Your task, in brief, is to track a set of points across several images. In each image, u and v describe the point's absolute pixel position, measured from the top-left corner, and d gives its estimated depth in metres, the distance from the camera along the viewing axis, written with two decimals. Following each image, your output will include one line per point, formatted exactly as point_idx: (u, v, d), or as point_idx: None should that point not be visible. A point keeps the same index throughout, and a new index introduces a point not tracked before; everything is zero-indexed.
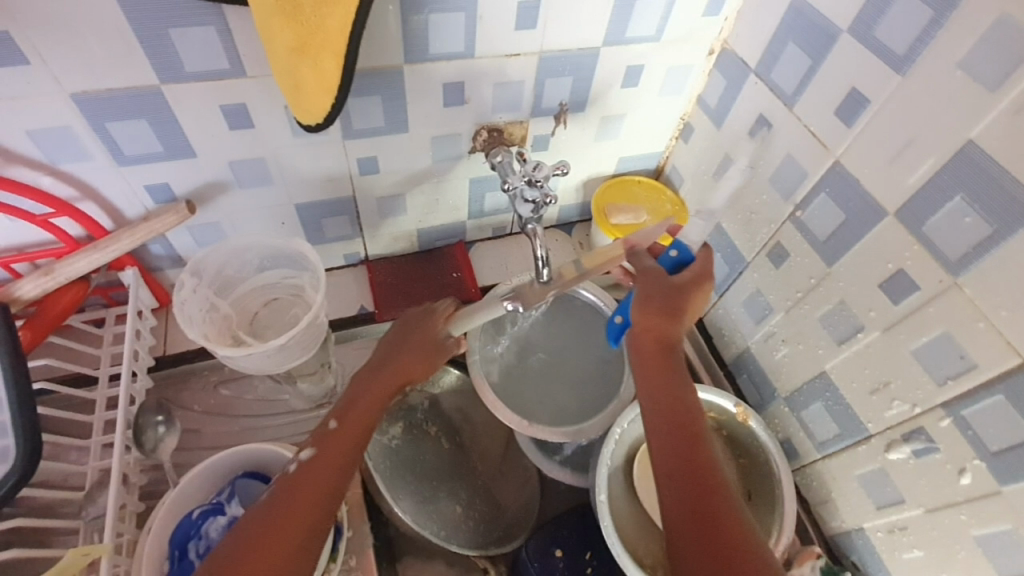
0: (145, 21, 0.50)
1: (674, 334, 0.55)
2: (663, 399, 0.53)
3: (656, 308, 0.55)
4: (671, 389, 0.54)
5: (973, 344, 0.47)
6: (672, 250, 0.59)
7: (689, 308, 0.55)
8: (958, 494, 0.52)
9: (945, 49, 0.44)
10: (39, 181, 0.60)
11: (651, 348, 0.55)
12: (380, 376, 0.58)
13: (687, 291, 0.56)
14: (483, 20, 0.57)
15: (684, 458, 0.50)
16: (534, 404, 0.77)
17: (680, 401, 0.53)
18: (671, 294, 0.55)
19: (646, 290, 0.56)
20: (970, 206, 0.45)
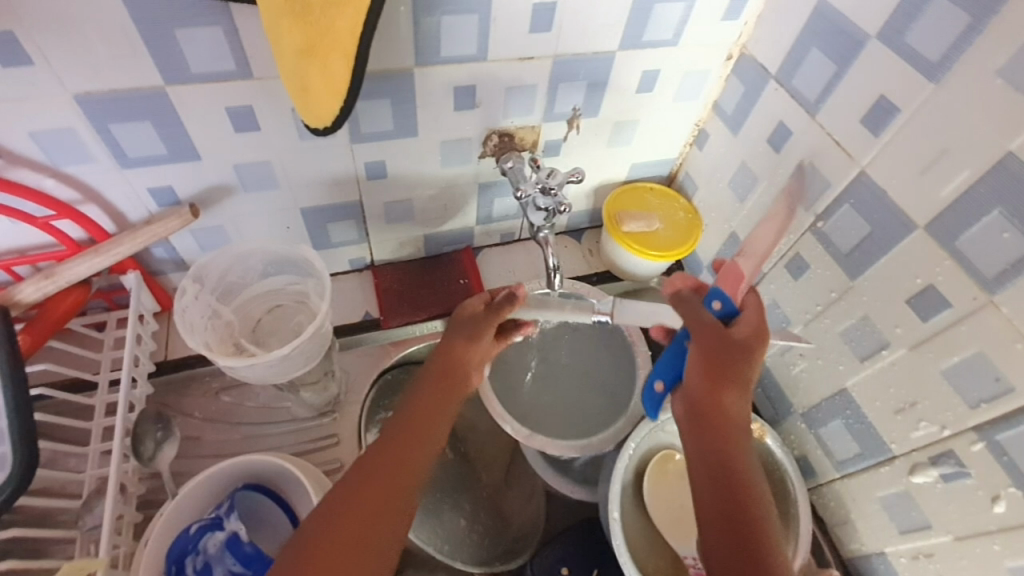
0: (150, 20, 0.48)
1: (731, 391, 0.50)
2: (717, 462, 0.49)
3: (711, 362, 0.51)
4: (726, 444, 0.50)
5: (1011, 365, 0.45)
6: (716, 301, 0.56)
7: (747, 359, 0.51)
8: (991, 522, 0.50)
9: (984, 56, 0.42)
10: (42, 184, 0.58)
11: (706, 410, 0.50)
12: (425, 391, 0.55)
13: (750, 349, 0.51)
14: (496, 23, 0.56)
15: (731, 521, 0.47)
16: (540, 420, 0.77)
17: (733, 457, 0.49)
18: (727, 346, 0.51)
19: (703, 348, 0.51)
20: (1008, 221, 0.43)
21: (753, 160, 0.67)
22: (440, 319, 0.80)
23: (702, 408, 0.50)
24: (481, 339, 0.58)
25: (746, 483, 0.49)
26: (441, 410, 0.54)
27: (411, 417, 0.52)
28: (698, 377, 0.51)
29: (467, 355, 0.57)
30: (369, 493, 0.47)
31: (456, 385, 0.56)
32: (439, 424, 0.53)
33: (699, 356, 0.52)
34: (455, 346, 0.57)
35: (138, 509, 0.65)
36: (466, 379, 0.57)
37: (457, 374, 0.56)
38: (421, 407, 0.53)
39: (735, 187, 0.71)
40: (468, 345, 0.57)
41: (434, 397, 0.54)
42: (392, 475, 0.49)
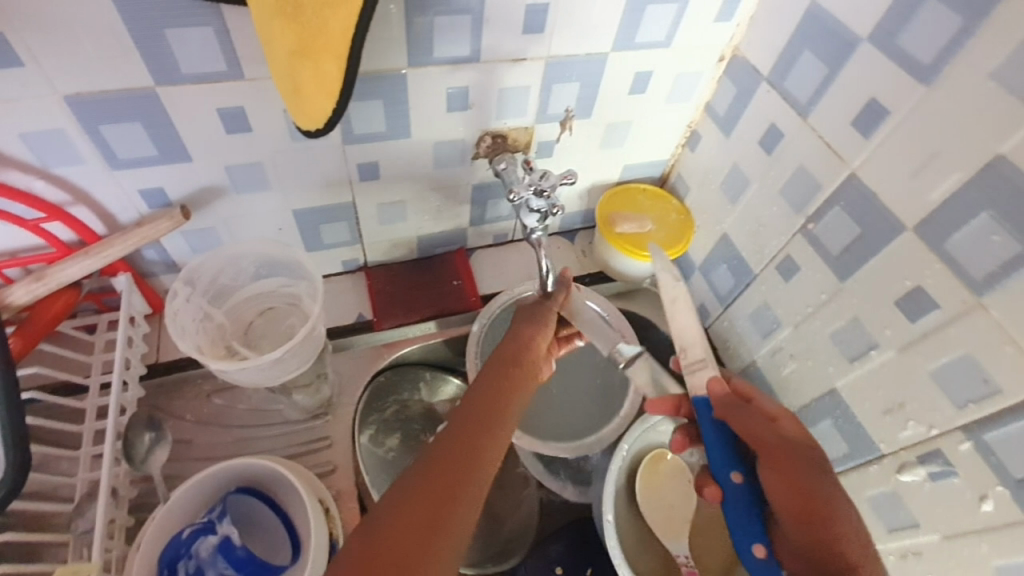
0: (140, 20, 0.48)
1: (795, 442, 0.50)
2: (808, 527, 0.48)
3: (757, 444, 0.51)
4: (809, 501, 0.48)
5: (998, 367, 0.45)
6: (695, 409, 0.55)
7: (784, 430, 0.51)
8: (978, 521, 0.50)
9: (974, 60, 0.43)
10: (32, 185, 0.58)
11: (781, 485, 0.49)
12: (496, 375, 0.53)
13: (816, 446, 0.51)
14: (489, 23, 0.56)
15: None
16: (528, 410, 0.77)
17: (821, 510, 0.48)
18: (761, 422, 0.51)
19: (774, 460, 0.50)
20: (997, 224, 0.43)
21: (745, 162, 0.67)
22: (433, 321, 0.80)
23: (794, 513, 0.48)
24: (546, 324, 0.63)
25: (839, 544, 0.47)
26: (501, 406, 0.50)
27: (488, 395, 0.51)
28: (773, 476, 0.50)
29: (532, 336, 0.61)
30: (450, 467, 0.43)
31: (525, 370, 0.56)
32: (514, 406, 0.51)
33: (779, 476, 0.49)
34: (523, 334, 0.60)
35: (129, 512, 0.65)
36: (534, 367, 0.57)
37: (526, 361, 0.57)
38: (494, 389, 0.52)
39: (727, 188, 0.71)
40: (536, 330, 0.62)
41: (505, 378, 0.53)
42: (472, 450, 0.45)
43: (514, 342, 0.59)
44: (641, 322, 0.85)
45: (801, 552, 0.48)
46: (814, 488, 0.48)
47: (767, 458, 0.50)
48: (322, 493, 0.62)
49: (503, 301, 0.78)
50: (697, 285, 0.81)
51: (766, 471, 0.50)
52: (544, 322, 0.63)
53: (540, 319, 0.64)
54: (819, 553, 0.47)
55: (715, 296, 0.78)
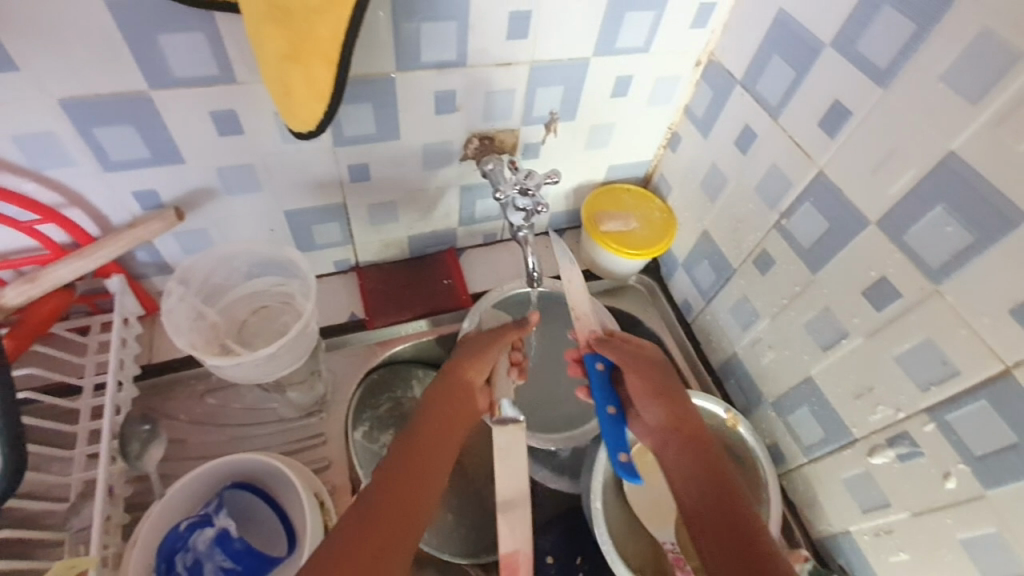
0: (134, 26, 0.49)
1: (675, 402, 0.65)
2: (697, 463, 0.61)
3: (645, 392, 0.65)
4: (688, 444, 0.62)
5: (956, 350, 0.49)
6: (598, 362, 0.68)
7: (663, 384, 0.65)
8: (942, 496, 0.53)
9: (926, 64, 0.46)
10: (24, 188, 0.59)
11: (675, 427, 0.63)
12: (423, 424, 0.59)
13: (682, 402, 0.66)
14: (474, 30, 0.58)
15: (734, 524, 0.56)
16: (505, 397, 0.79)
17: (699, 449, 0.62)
18: (655, 377, 0.66)
19: (671, 427, 0.63)
20: (950, 216, 0.47)
21: (722, 161, 0.70)
22: (425, 319, 0.81)
23: (685, 450, 0.62)
24: (484, 358, 0.67)
25: (725, 488, 0.59)
26: (438, 445, 0.58)
27: (419, 445, 0.57)
28: (667, 435, 0.63)
29: (469, 374, 0.65)
30: (408, 473, 0.54)
31: (458, 410, 0.62)
32: (442, 452, 0.58)
33: (647, 395, 0.65)
34: (462, 367, 0.66)
35: (125, 511, 0.66)
36: (467, 401, 0.63)
37: (457, 398, 0.63)
38: (424, 436, 0.58)
39: (706, 187, 0.74)
40: (472, 364, 0.66)
41: (431, 422, 0.59)
42: (412, 482, 0.53)
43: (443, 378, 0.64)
44: (627, 318, 0.88)
45: (668, 442, 0.63)
46: (699, 439, 0.62)
47: (636, 376, 0.65)
48: (319, 487, 0.63)
49: (492, 298, 0.79)
50: (680, 281, 0.84)
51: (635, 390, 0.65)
52: (486, 355, 0.67)
53: (482, 353, 0.67)
54: (693, 462, 0.61)
55: (698, 291, 0.80)
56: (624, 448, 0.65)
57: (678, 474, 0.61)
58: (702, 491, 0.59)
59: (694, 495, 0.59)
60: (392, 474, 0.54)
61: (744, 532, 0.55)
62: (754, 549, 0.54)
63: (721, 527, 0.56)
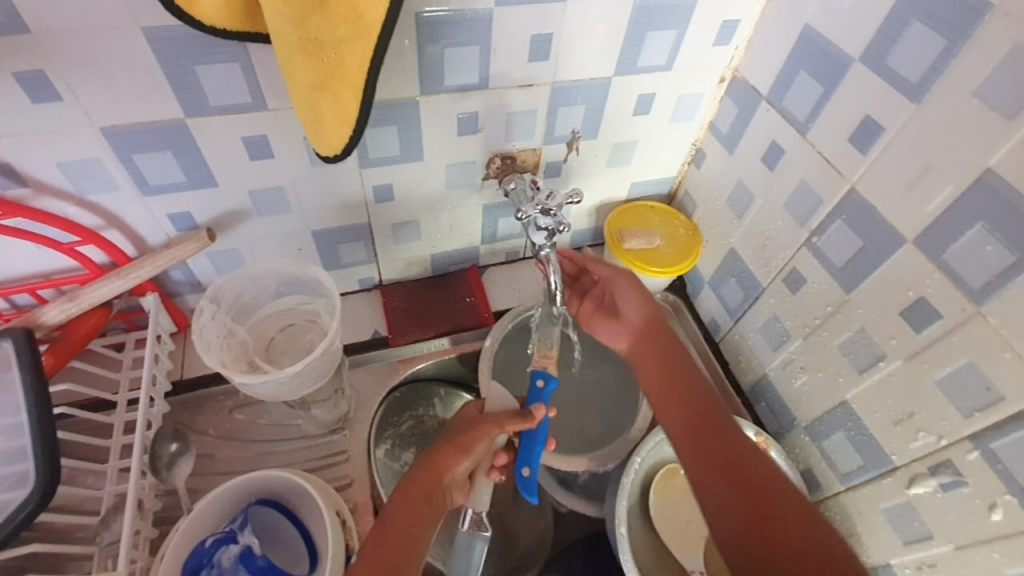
0: (172, 59, 0.52)
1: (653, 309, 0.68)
2: (667, 359, 0.65)
3: (632, 293, 0.68)
4: (661, 344, 0.66)
5: (1000, 374, 0.46)
6: (540, 379, 0.70)
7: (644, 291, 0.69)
8: (989, 530, 0.50)
9: (959, 78, 0.44)
10: (68, 212, 0.62)
11: (650, 329, 0.67)
12: (403, 509, 0.56)
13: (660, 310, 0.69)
14: (496, 53, 0.59)
15: (704, 420, 0.59)
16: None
17: (674, 351, 0.65)
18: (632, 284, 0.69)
19: (646, 332, 0.67)
20: (991, 234, 0.45)
21: (749, 178, 0.69)
22: (446, 337, 0.82)
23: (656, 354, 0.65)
24: (469, 450, 0.63)
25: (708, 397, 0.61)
26: (420, 520, 0.56)
27: (401, 521, 0.55)
28: (643, 340, 0.67)
29: (452, 464, 0.62)
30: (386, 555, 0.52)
31: (435, 506, 0.58)
32: (418, 540, 0.55)
33: (629, 295, 0.69)
34: (439, 451, 0.62)
35: (154, 525, 0.67)
36: (444, 496, 0.60)
37: (435, 495, 0.59)
38: (400, 522, 0.55)
39: (733, 204, 0.73)
40: (457, 456, 0.62)
41: (410, 514, 0.56)
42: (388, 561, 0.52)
43: (421, 470, 0.60)
44: None
45: (643, 339, 0.67)
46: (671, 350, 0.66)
47: (619, 283, 0.69)
48: (340, 505, 0.64)
49: (518, 313, 0.80)
50: (707, 299, 0.82)
51: (615, 292, 0.70)
52: (472, 451, 0.63)
53: (468, 443, 0.63)
54: (660, 360, 0.65)
55: (725, 310, 0.79)
56: (528, 464, 0.67)
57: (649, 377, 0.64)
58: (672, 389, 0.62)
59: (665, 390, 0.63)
60: (370, 558, 0.52)
61: (710, 421, 0.58)
62: (727, 456, 0.55)
63: (691, 419, 0.59)
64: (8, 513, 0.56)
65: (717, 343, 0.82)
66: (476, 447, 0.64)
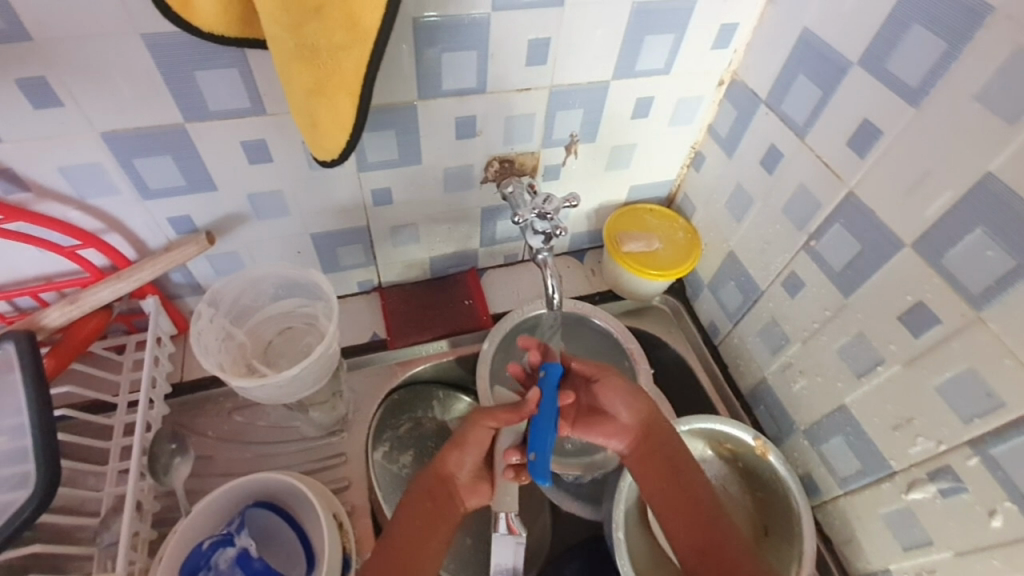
0: (172, 64, 0.52)
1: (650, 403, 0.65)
2: (668, 463, 0.63)
3: (624, 393, 0.64)
4: (660, 442, 0.64)
5: (1000, 380, 0.46)
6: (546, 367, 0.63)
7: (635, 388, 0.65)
8: (989, 536, 0.50)
9: (959, 82, 0.44)
10: (69, 215, 0.62)
11: (648, 430, 0.64)
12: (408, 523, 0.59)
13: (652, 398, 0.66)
14: (494, 57, 0.59)
15: (699, 528, 0.61)
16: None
17: (671, 442, 0.64)
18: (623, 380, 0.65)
19: (643, 437, 0.64)
20: (990, 239, 0.44)
21: (747, 181, 0.68)
22: (445, 339, 0.82)
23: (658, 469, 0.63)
24: (466, 449, 0.63)
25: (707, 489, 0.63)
26: (422, 530, 0.59)
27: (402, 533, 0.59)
28: (639, 452, 0.64)
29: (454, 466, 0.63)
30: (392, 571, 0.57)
31: (439, 509, 0.61)
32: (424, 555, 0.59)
33: (615, 393, 0.64)
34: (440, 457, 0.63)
35: (153, 526, 0.67)
36: (450, 502, 0.62)
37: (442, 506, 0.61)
38: (406, 538, 0.59)
39: (732, 207, 0.72)
40: (452, 454, 0.63)
41: (409, 522, 0.59)
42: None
43: (424, 474, 0.63)
44: (651, 340, 0.86)
45: (639, 440, 0.64)
46: (669, 443, 0.64)
47: (607, 385, 0.65)
48: (337, 508, 0.64)
49: (514, 319, 0.80)
50: (706, 302, 0.82)
51: (603, 390, 0.65)
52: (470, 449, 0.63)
53: (462, 439, 0.63)
54: (660, 464, 0.63)
55: (725, 313, 0.78)
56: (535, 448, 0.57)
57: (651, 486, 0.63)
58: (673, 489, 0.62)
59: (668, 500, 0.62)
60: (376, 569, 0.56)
61: (721, 552, 0.59)
62: (724, 559, 0.58)
63: (687, 510, 0.62)
64: (7, 516, 0.56)
65: (716, 346, 0.81)
66: (472, 445, 0.63)
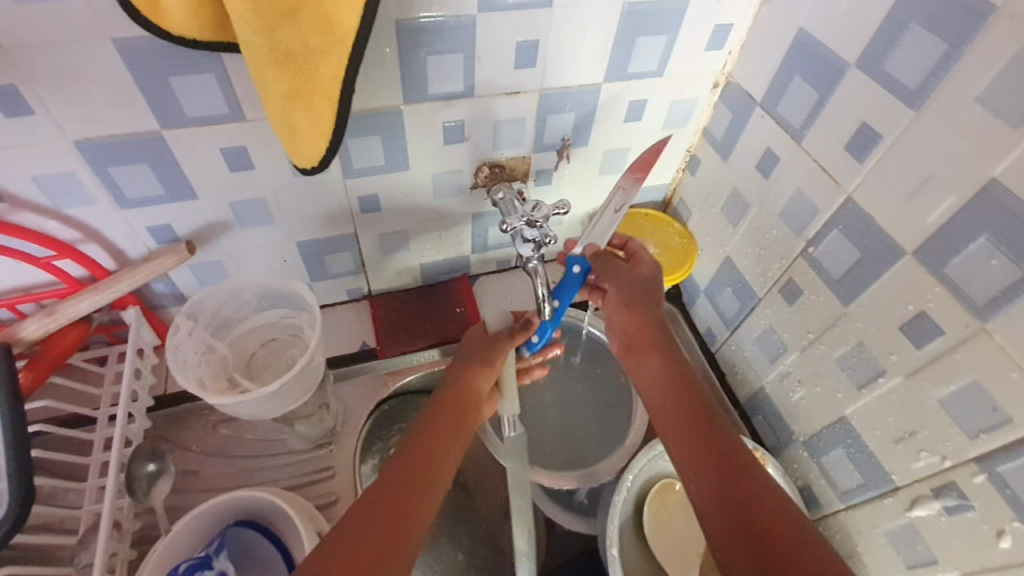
0: (146, 70, 0.50)
1: (647, 292, 0.61)
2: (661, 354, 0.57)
3: (618, 286, 0.62)
4: (651, 332, 0.59)
5: (1007, 395, 0.44)
6: (575, 267, 0.63)
7: (647, 281, 0.62)
8: (999, 557, 0.48)
9: (961, 83, 0.42)
10: (45, 226, 0.60)
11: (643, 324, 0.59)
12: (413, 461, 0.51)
13: (652, 286, 0.62)
14: (481, 60, 0.57)
15: (689, 404, 0.53)
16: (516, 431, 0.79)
17: (661, 332, 0.59)
18: (628, 272, 0.62)
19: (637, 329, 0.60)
20: (996, 247, 0.42)
21: (744, 186, 0.67)
22: (437, 348, 0.80)
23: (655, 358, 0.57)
24: (494, 365, 0.64)
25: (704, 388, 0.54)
26: (441, 448, 0.53)
27: (416, 450, 0.52)
28: (638, 350, 0.59)
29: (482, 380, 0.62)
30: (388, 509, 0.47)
31: (465, 420, 0.58)
32: (439, 471, 0.51)
33: (616, 286, 0.62)
34: (463, 370, 0.62)
35: (133, 545, 0.66)
36: (474, 412, 0.59)
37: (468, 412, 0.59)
38: (421, 453, 0.52)
39: (728, 212, 0.70)
40: (480, 369, 0.62)
41: (436, 440, 0.53)
42: (405, 501, 0.48)
43: (448, 386, 0.60)
44: None
45: (635, 332, 0.60)
46: (659, 333, 0.59)
47: (608, 281, 0.63)
48: (321, 525, 0.62)
49: None
50: (703, 309, 0.80)
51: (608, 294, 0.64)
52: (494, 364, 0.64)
53: (485, 357, 0.63)
54: (659, 355, 0.58)
55: (722, 320, 0.76)
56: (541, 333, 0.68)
57: (651, 386, 0.57)
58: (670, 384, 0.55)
59: (659, 380, 0.56)
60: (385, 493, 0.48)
61: (722, 449, 0.49)
62: (730, 462, 0.48)
63: (682, 402, 0.53)
64: None
65: (713, 355, 0.80)
66: (497, 361, 0.64)
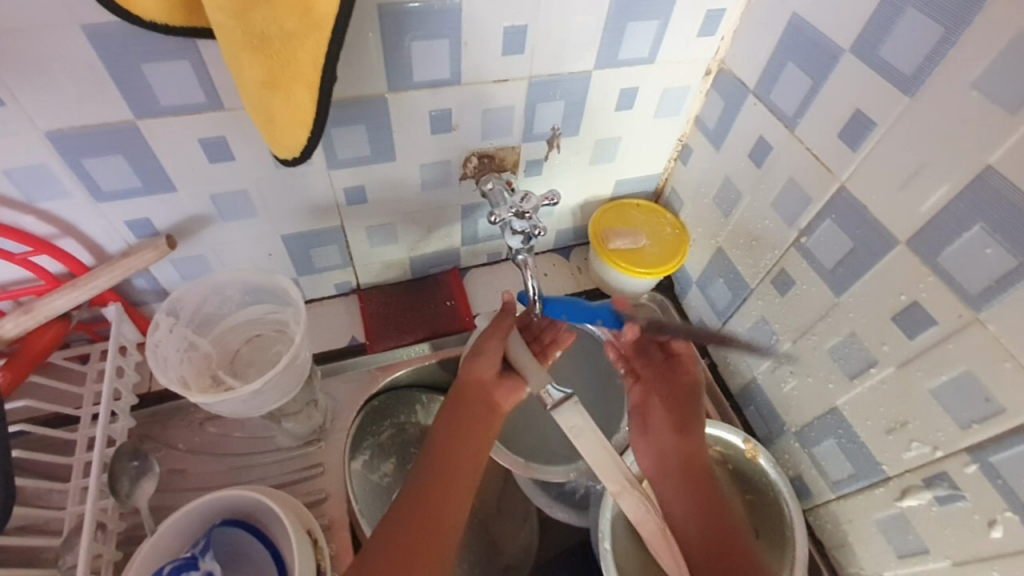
0: (117, 58, 0.48)
1: (688, 400, 0.66)
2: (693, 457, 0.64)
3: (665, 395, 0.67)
4: (690, 436, 0.65)
5: (1000, 385, 0.44)
6: (601, 322, 0.65)
7: (683, 381, 0.67)
8: (990, 546, 0.48)
9: (957, 68, 0.41)
10: (20, 221, 0.58)
11: (682, 430, 0.65)
12: (417, 508, 0.54)
13: (694, 388, 0.67)
14: (467, 46, 0.55)
15: (700, 490, 0.62)
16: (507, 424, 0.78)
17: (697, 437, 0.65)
18: (671, 382, 0.67)
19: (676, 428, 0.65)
20: (991, 236, 0.42)
21: (736, 175, 0.66)
22: (426, 342, 0.79)
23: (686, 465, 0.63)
24: (488, 350, 0.62)
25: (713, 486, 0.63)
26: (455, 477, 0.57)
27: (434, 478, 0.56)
28: (671, 442, 0.64)
29: (479, 373, 0.61)
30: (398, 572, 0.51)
31: (472, 416, 0.60)
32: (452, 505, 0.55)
33: (659, 395, 0.67)
34: (466, 369, 0.62)
35: (119, 546, 0.65)
36: (485, 409, 0.61)
37: (474, 412, 0.60)
38: (438, 490, 0.56)
39: (720, 201, 0.70)
40: (480, 364, 0.62)
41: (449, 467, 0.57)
42: (426, 536, 0.53)
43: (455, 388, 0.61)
44: None
45: (674, 443, 0.64)
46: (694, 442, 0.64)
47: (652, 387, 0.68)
48: (311, 523, 0.61)
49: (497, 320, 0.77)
50: (695, 300, 0.79)
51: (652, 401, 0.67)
52: (487, 351, 0.62)
53: (480, 347, 0.63)
54: (687, 459, 0.63)
55: (713, 311, 0.76)
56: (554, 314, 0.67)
57: (674, 500, 0.63)
58: (692, 501, 0.62)
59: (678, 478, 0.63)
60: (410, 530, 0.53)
61: (721, 530, 0.60)
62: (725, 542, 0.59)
63: (699, 496, 0.62)
64: None
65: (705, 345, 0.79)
66: (492, 345, 0.63)
